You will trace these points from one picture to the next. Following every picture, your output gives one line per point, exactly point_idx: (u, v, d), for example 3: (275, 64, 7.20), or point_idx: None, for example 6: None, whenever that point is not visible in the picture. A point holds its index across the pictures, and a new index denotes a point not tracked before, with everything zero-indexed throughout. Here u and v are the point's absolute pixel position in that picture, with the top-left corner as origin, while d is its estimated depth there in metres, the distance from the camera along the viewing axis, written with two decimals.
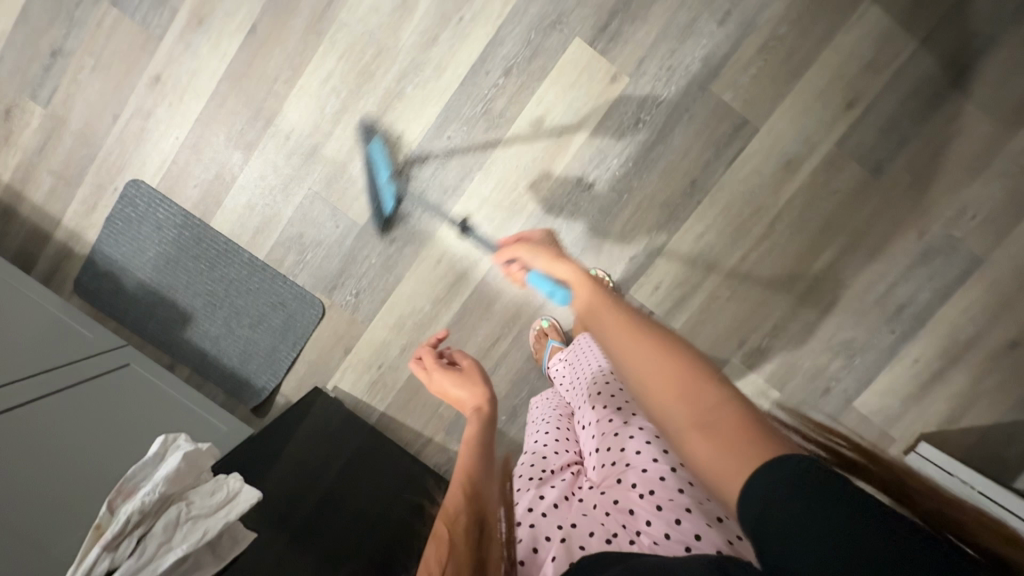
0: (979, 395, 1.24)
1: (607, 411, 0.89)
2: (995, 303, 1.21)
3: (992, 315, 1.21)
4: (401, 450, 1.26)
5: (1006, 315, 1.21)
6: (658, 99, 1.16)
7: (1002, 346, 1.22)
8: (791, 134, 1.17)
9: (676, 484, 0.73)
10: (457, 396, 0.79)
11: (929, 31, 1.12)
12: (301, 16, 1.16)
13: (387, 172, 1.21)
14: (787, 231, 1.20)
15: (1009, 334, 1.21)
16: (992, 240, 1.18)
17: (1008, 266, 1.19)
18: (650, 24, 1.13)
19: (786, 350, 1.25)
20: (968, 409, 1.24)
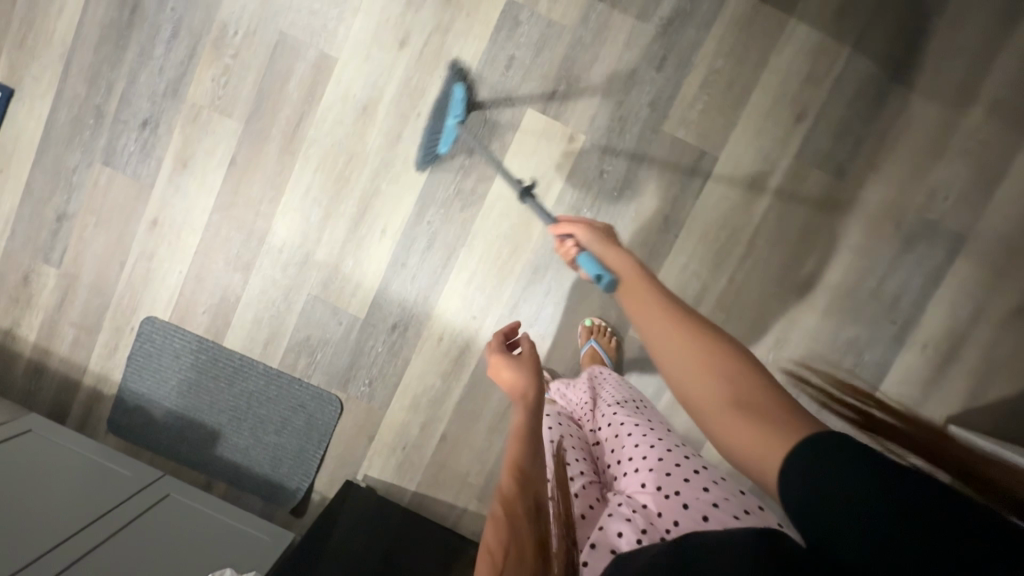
0: (997, 367, 1.23)
1: (624, 424, 0.89)
2: (989, 275, 1.21)
3: (990, 287, 1.21)
4: (438, 525, 1.28)
5: (1003, 284, 1.21)
6: (617, 148, 1.22)
7: (1007, 315, 1.22)
8: (750, 155, 1.21)
9: (700, 484, 0.74)
10: (505, 377, 0.81)
11: (858, 36, 1.17)
12: (274, 141, 1.26)
13: (456, 114, 1.17)
14: (767, 246, 1.23)
15: (1011, 302, 1.21)
16: (970, 216, 1.20)
17: (993, 237, 1.20)
18: (593, 85, 1.21)
19: (793, 359, 1.26)
20: (990, 383, 1.23)
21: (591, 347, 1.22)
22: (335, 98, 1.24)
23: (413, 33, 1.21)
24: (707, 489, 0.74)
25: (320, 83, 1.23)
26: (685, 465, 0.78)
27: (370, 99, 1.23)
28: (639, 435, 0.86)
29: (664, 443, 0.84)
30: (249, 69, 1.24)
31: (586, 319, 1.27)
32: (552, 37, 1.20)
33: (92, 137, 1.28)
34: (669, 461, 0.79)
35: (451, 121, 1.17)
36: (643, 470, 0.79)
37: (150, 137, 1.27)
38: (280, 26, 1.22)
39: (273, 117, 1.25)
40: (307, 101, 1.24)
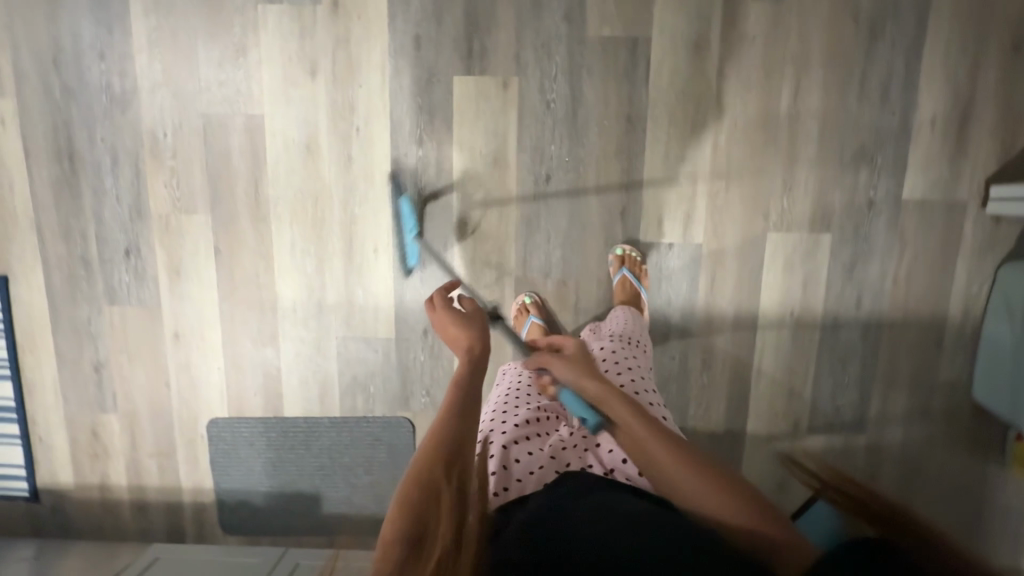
0: (1015, 112, 1.17)
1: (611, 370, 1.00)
2: (970, 25, 1.14)
3: (975, 36, 1.15)
4: None
5: (988, 27, 1.14)
6: (552, 74, 1.20)
7: (1004, 56, 1.15)
8: (681, 20, 1.17)
9: None
10: (454, 332, 0.81)
11: None
12: (244, 215, 1.28)
13: (410, 229, 1.22)
14: (736, 99, 1.19)
15: (1003, 42, 1.15)
16: None
17: None
18: (504, 25, 1.18)
19: (809, 194, 1.22)
20: (1013, 131, 1.18)
21: (620, 276, 1.22)
22: (278, 151, 1.25)
23: (319, 59, 1.21)
24: None
25: (259, 144, 1.25)
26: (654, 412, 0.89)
27: (310, 137, 1.24)
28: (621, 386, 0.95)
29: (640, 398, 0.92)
30: (193, 161, 1.27)
31: (616, 249, 1.25)
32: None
33: (90, 286, 1.34)
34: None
35: (409, 239, 1.23)
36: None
37: (138, 264, 1.32)
38: (200, 109, 1.24)
39: (233, 194, 1.28)
40: (256, 165, 1.26)
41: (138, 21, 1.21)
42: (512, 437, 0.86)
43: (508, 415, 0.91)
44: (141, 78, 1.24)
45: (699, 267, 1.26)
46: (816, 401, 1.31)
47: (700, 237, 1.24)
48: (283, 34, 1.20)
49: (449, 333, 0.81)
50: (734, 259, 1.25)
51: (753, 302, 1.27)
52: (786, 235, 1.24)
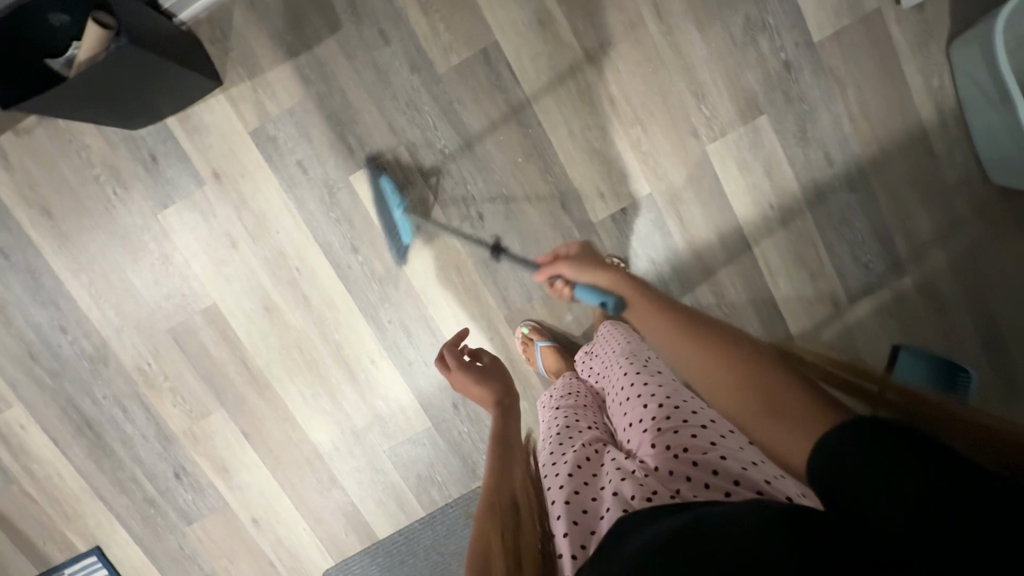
0: None
1: (634, 383, 0.92)
2: None
3: None
4: None
5: None
6: (431, 123, 1.19)
7: None
8: (515, 9, 1.15)
9: (709, 436, 0.76)
10: (476, 390, 0.97)
11: None
12: (249, 392, 1.34)
13: (399, 204, 1.18)
14: (605, 47, 1.16)
15: None
16: None
17: None
18: (364, 107, 1.18)
19: (723, 91, 1.17)
20: None
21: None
22: (244, 325, 1.29)
23: (231, 229, 1.24)
24: (718, 441, 0.75)
25: (226, 328, 1.29)
26: (695, 416, 0.80)
27: (264, 299, 1.27)
28: (649, 393, 0.87)
29: (673, 400, 0.84)
30: (184, 372, 1.33)
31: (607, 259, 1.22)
32: (304, 116, 1.19)
33: (165, 518, 1.42)
34: (677, 418, 0.80)
35: (399, 213, 1.19)
36: (651, 431, 0.80)
37: (192, 479, 1.40)
38: (163, 327, 1.30)
39: (230, 380, 1.33)
40: (234, 347, 1.31)
41: (73, 286, 1.28)
42: (569, 489, 0.79)
43: (556, 467, 0.84)
44: (105, 329, 1.31)
45: (661, 214, 1.22)
46: (842, 271, 1.24)
47: (646, 187, 1.21)
48: (191, 227, 1.24)
49: (474, 393, 0.96)
50: (688, 188, 1.21)
51: (729, 216, 1.22)
52: (724, 139, 1.19)
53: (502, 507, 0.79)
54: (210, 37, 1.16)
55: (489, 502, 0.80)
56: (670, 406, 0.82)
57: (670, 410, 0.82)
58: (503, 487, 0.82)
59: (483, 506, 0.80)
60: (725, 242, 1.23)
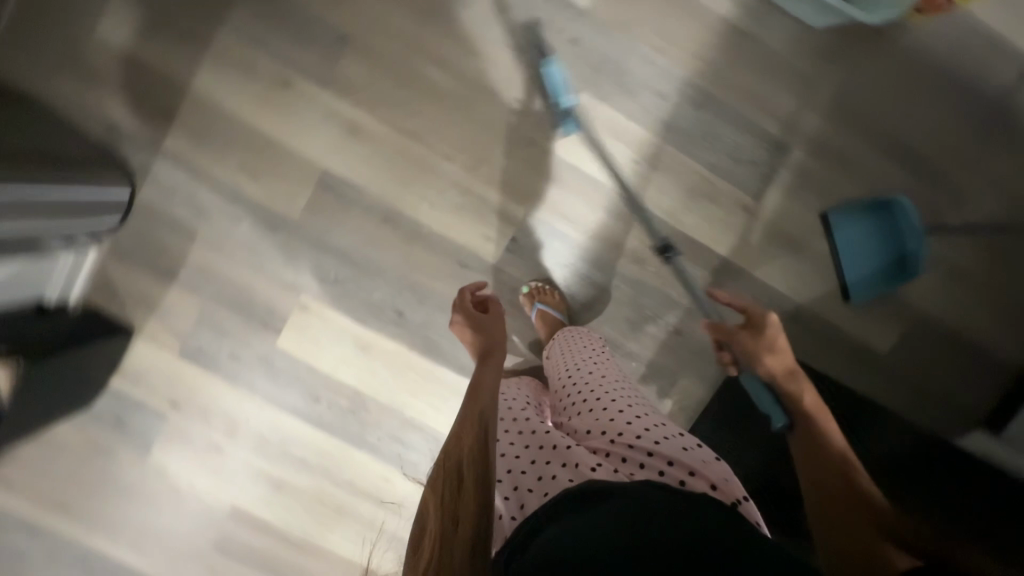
0: None
1: (580, 373, 0.94)
2: None
3: None
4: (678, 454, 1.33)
5: None
6: (314, 263, 1.26)
7: None
8: (324, 133, 1.21)
9: (644, 423, 0.78)
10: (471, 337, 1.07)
11: (210, 19, 1.16)
12: (304, 562, 1.41)
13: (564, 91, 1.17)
14: (416, 117, 1.21)
15: None
16: None
17: None
18: (255, 282, 1.27)
19: (535, 93, 1.21)
20: None
21: (538, 308, 1.24)
22: (266, 508, 1.38)
23: (212, 439, 1.34)
24: (651, 428, 0.77)
25: (255, 519, 1.38)
26: (631, 408, 0.82)
27: (271, 480, 1.36)
28: (594, 385, 0.89)
29: (612, 392, 0.87)
30: None
31: (524, 288, 1.28)
32: (212, 318, 1.28)
33: None
34: (613, 408, 0.82)
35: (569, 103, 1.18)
36: (592, 418, 0.82)
37: None
38: (205, 547, 1.40)
39: (283, 560, 1.41)
40: (271, 531, 1.39)
41: (115, 557, 1.38)
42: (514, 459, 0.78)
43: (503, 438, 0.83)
44: None
45: (549, 222, 1.27)
46: (734, 177, 1.26)
47: (522, 209, 1.26)
48: (180, 454, 1.35)
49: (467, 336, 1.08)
50: (557, 188, 1.25)
51: (606, 190, 1.25)
52: (562, 131, 1.23)
53: (449, 466, 0.72)
54: (102, 298, 1.27)
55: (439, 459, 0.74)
56: (610, 399, 0.85)
57: (610, 401, 0.84)
58: (454, 446, 0.75)
59: (434, 468, 0.73)
60: (616, 213, 1.27)
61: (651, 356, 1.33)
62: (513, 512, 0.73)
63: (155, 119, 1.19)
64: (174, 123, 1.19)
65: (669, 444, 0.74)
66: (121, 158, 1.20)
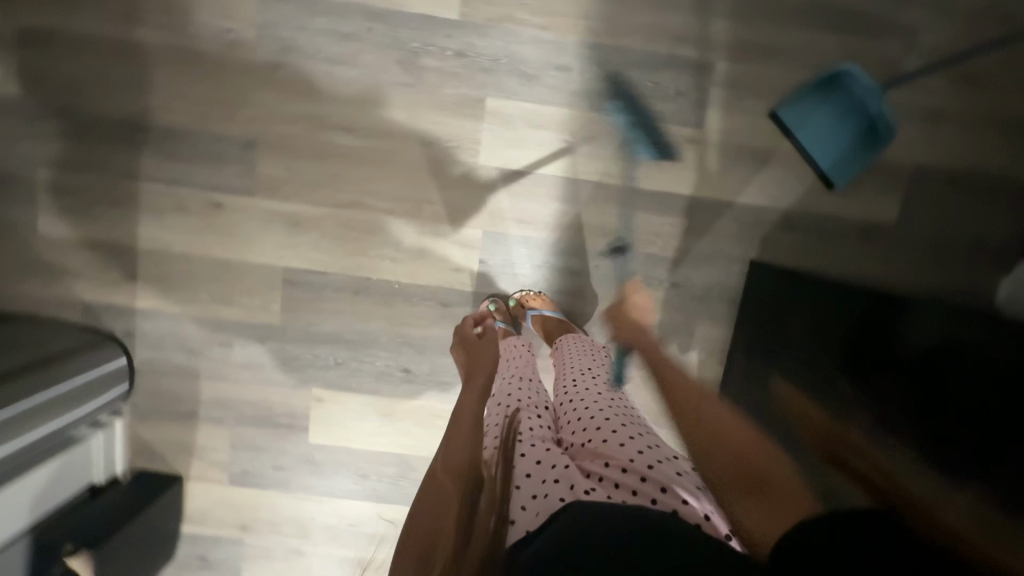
0: None
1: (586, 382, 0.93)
2: None
3: None
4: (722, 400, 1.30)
5: None
6: (311, 355, 1.29)
7: None
8: (271, 235, 1.24)
9: (641, 445, 0.78)
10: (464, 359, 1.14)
11: (130, 178, 1.20)
12: None
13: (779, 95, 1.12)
14: (346, 186, 1.22)
15: None
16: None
17: None
18: (267, 393, 1.31)
19: (445, 118, 1.20)
20: None
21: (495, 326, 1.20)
22: None
23: (288, 547, 1.39)
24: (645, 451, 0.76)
25: None
26: (629, 429, 0.81)
27: (355, 563, 1.41)
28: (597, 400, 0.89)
29: (609, 410, 0.86)
30: None
31: (490, 304, 1.25)
32: (243, 439, 1.33)
33: None
34: (607, 427, 0.81)
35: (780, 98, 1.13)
36: (591, 435, 0.82)
37: None
38: None
39: None
40: None
41: None
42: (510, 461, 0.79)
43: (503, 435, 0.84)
44: None
45: (508, 231, 1.25)
46: (668, 116, 1.22)
47: (478, 230, 1.25)
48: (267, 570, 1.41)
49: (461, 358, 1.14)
50: (502, 197, 1.24)
51: (550, 179, 1.23)
52: (484, 142, 1.21)
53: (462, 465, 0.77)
54: (145, 459, 1.34)
55: (449, 460, 0.79)
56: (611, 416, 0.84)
57: (608, 419, 0.83)
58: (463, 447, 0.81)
59: (444, 467, 0.78)
60: (567, 197, 1.24)
61: (659, 317, 1.30)
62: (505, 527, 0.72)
63: (120, 285, 1.24)
64: (137, 281, 1.24)
65: (662, 469, 0.73)
66: (106, 331, 1.26)
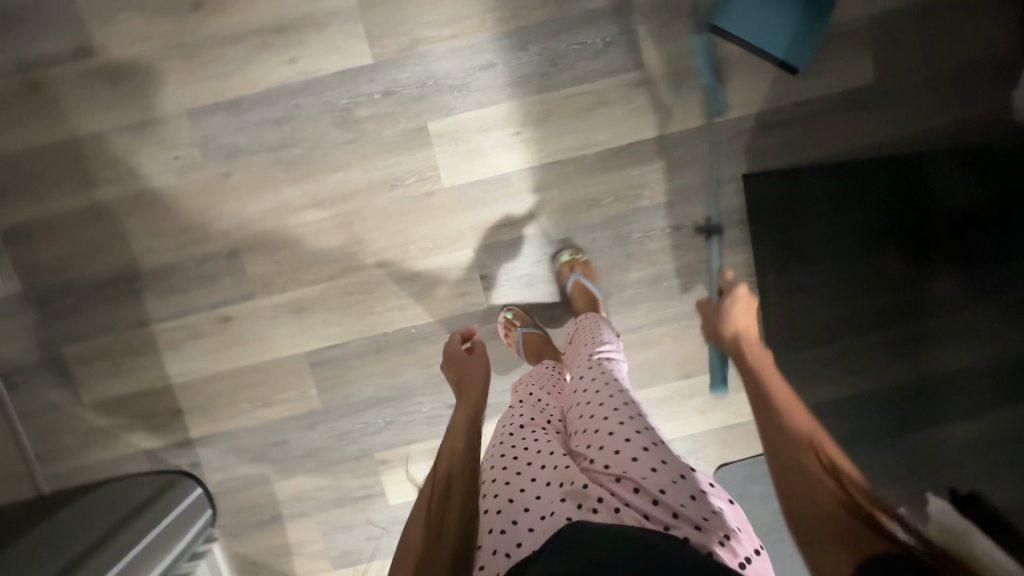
0: None
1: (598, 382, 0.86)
2: (207, 67, 1.18)
3: (214, 57, 1.18)
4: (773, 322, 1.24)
5: (204, 49, 1.18)
6: (361, 423, 1.31)
7: (222, 22, 1.17)
8: (283, 328, 1.27)
9: (655, 459, 0.73)
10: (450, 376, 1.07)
11: (141, 325, 1.26)
12: None
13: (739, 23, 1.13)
14: (331, 257, 1.24)
15: (210, 30, 1.17)
16: (180, 127, 1.20)
17: (179, 92, 1.19)
18: (335, 473, 1.33)
19: (396, 158, 1.21)
20: None
21: (524, 332, 1.21)
22: None
23: None
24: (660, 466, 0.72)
25: None
26: (643, 436, 0.75)
27: None
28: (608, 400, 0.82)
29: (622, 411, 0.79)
30: None
31: (506, 314, 1.25)
32: (330, 523, 1.36)
33: None
34: (619, 435, 0.76)
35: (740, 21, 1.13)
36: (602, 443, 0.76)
37: None
38: None
39: None
40: None
41: None
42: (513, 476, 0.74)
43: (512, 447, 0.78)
44: None
45: (496, 238, 1.24)
46: (604, 70, 1.19)
47: (468, 249, 1.25)
48: None
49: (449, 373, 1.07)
50: (479, 209, 1.23)
51: (516, 175, 1.22)
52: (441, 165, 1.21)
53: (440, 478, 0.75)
54: (252, 572, 1.38)
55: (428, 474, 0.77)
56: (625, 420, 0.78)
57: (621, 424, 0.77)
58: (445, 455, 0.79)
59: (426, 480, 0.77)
60: (540, 185, 1.23)
61: (673, 264, 1.27)
62: (509, 547, 0.67)
63: (169, 424, 1.30)
64: (183, 414, 1.30)
65: (675, 493, 0.69)
66: (173, 468, 1.32)
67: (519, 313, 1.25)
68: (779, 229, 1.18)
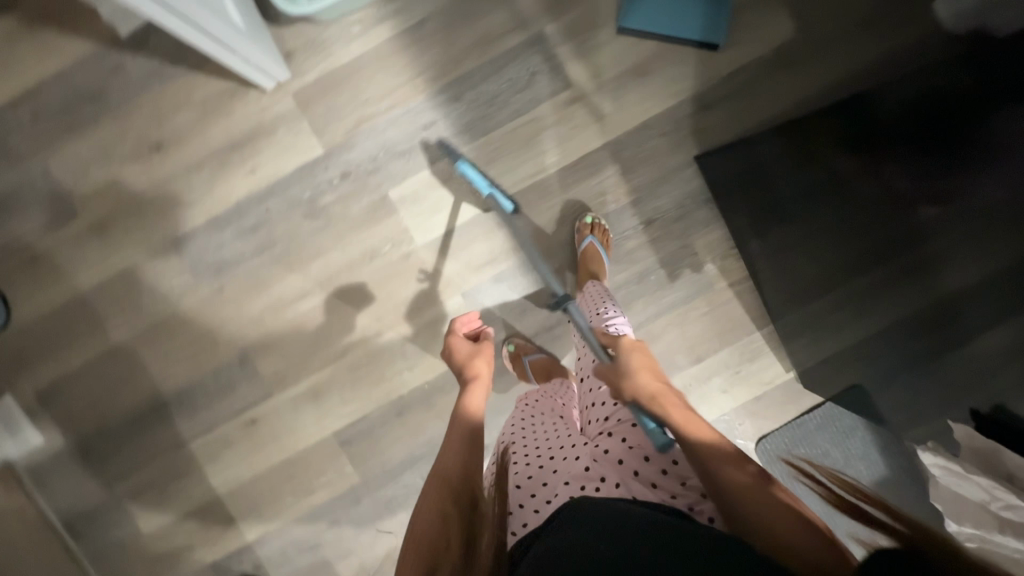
0: (213, 113, 1.25)
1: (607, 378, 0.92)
2: (179, 198, 1.27)
3: (184, 188, 1.27)
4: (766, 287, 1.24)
5: (173, 183, 1.27)
6: (402, 486, 1.34)
7: (183, 155, 1.26)
8: (307, 416, 1.32)
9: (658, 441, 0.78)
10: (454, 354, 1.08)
11: (178, 448, 1.33)
12: None
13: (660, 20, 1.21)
14: (333, 338, 1.30)
15: (175, 165, 1.26)
16: (169, 258, 1.29)
17: (160, 228, 1.28)
18: (389, 541, 1.36)
19: (368, 231, 1.27)
20: (225, 103, 1.25)
21: (529, 360, 1.23)
22: None
23: None
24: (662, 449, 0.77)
25: None
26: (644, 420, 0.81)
27: None
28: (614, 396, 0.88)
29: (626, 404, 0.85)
30: None
31: (508, 347, 1.27)
32: None
33: None
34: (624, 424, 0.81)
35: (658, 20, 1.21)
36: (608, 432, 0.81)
37: None
38: None
39: None
40: None
41: None
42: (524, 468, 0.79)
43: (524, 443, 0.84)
44: None
45: (480, 279, 1.28)
46: (536, 98, 1.24)
47: (456, 296, 1.29)
48: None
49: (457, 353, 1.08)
50: (456, 256, 1.28)
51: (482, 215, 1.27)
52: (411, 226, 1.27)
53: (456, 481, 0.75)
54: None
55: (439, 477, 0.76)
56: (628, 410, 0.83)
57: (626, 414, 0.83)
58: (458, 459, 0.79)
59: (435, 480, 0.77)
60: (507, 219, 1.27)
61: (655, 257, 1.29)
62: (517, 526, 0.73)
63: (225, 533, 1.35)
64: (236, 520, 1.35)
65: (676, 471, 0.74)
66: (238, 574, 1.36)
67: (522, 344, 1.26)
68: (742, 194, 1.20)
